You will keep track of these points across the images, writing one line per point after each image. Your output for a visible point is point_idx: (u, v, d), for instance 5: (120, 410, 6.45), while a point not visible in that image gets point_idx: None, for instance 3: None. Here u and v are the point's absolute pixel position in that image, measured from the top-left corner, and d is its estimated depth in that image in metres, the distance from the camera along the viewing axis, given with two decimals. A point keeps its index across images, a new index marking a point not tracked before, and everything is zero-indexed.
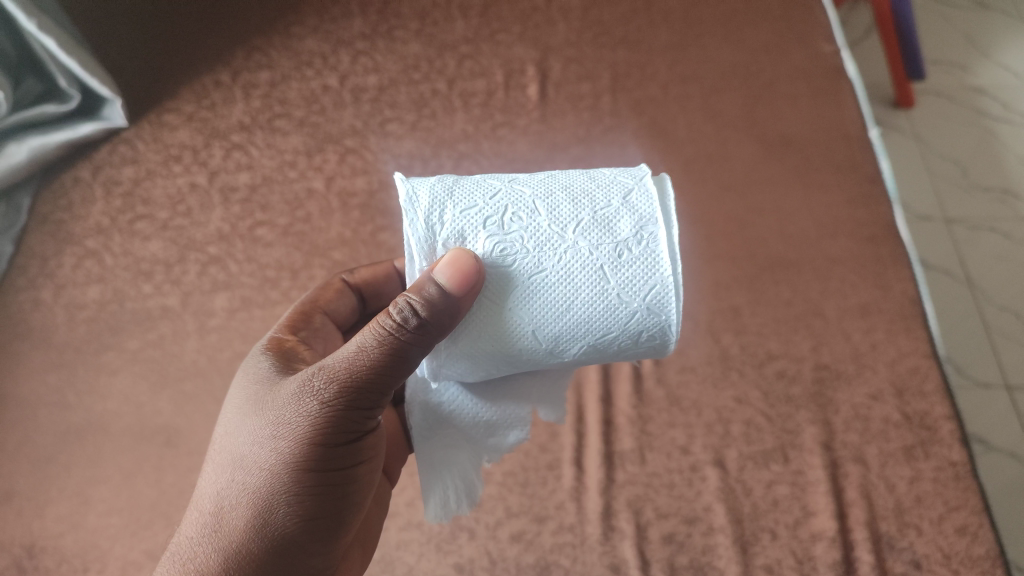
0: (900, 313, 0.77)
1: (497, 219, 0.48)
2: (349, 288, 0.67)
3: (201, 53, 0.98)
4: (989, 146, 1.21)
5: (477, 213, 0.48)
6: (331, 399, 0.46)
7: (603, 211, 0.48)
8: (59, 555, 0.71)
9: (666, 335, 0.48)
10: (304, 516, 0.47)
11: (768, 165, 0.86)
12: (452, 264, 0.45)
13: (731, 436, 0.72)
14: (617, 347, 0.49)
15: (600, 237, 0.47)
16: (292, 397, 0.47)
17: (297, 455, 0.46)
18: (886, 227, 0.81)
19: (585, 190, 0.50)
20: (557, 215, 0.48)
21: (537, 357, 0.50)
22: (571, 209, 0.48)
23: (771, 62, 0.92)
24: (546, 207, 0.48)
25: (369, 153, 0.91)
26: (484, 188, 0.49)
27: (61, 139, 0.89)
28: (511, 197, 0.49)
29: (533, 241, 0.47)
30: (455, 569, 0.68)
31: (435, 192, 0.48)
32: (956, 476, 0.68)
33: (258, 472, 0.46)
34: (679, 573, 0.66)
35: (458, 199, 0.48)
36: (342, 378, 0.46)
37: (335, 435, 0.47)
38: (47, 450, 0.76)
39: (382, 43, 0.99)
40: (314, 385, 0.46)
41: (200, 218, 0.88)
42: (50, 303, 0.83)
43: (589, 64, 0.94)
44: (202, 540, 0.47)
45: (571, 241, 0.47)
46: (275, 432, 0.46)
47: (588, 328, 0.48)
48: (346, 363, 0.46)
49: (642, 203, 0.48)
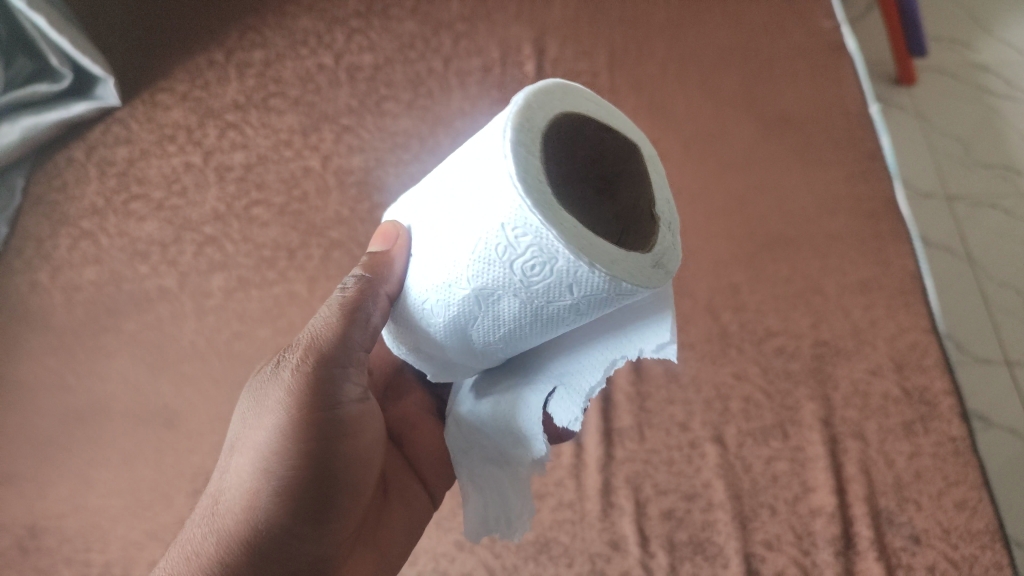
0: (900, 289, 0.76)
1: (420, 183, 0.51)
2: None
3: (193, 31, 0.96)
4: (990, 123, 1.21)
5: (418, 187, 0.52)
6: (300, 361, 0.48)
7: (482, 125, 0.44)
8: (61, 535, 0.71)
9: (521, 229, 0.38)
10: (283, 488, 0.46)
11: (767, 142, 0.85)
12: (380, 233, 0.52)
13: (730, 412, 0.72)
14: (505, 262, 0.41)
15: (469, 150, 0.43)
16: (270, 370, 0.50)
17: (279, 425, 0.47)
18: (885, 203, 0.81)
19: None
20: (451, 151, 0.47)
21: (448, 300, 0.46)
22: (463, 139, 0.46)
23: (770, 38, 0.91)
24: (450, 150, 0.48)
25: (365, 132, 0.90)
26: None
27: (53, 119, 0.89)
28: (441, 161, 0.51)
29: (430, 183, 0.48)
30: (456, 547, 0.68)
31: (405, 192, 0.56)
32: (956, 451, 0.69)
33: (244, 446, 0.48)
34: (678, 549, 0.66)
35: (414, 183, 0.54)
36: (309, 341, 0.49)
37: (307, 398, 0.48)
38: (46, 431, 0.76)
39: (377, 20, 0.97)
40: (288, 354, 0.50)
41: (196, 198, 0.87)
42: (46, 285, 0.83)
43: (587, 41, 0.93)
44: (197, 522, 0.48)
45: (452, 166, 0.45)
46: (256, 406, 0.49)
47: (460, 248, 0.43)
48: (314, 332, 0.50)
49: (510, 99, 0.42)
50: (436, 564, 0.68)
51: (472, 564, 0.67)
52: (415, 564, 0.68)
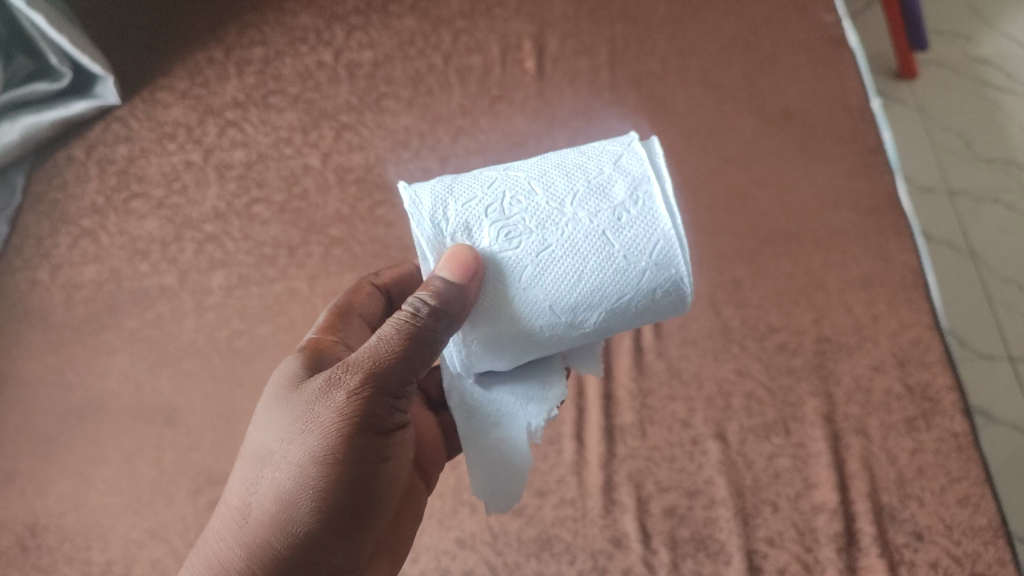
0: (902, 284, 0.76)
1: (497, 207, 0.47)
2: (377, 290, 0.63)
3: (193, 29, 0.96)
4: (992, 117, 1.20)
5: (478, 202, 0.48)
6: (356, 390, 0.46)
7: (596, 180, 0.48)
8: (62, 534, 0.71)
9: (679, 289, 0.47)
10: (331, 517, 0.45)
11: (768, 137, 0.85)
12: (451, 258, 0.46)
13: (732, 409, 0.72)
14: (635, 309, 0.48)
15: (597, 205, 0.47)
16: (317, 391, 0.46)
17: (324, 448, 0.45)
18: (888, 198, 0.80)
19: (576, 164, 0.49)
20: (553, 192, 0.47)
21: (560, 332, 0.49)
22: (565, 184, 0.48)
23: (772, 33, 0.91)
24: (542, 187, 0.48)
25: (365, 130, 0.90)
26: (483, 180, 0.49)
27: (53, 117, 0.88)
28: (508, 184, 0.48)
29: (535, 220, 0.47)
30: (457, 544, 0.68)
31: (436, 191, 0.49)
32: (959, 447, 0.68)
33: (285, 469, 0.46)
34: (680, 546, 0.66)
35: (458, 194, 0.48)
36: (365, 368, 0.46)
37: (361, 428, 0.46)
38: (47, 429, 0.76)
39: (377, 17, 0.97)
40: (339, 377, 0.46)
41: (196, 196, 0.87)
42: (46, 283, 0.83)
43: (588, 37, 0.93)
44: (230, 536, 0.46)
45: (571, 214, 0.46)
46: (301, 428, 0.46)
47: (604, 294, 0.47)
48: (371, 356, 0.46)
49: (633, 165, 0.48)
50: (438, 562, 0.68)
51: (473, 562, 0.67)
52: (417, 561, 0.68)
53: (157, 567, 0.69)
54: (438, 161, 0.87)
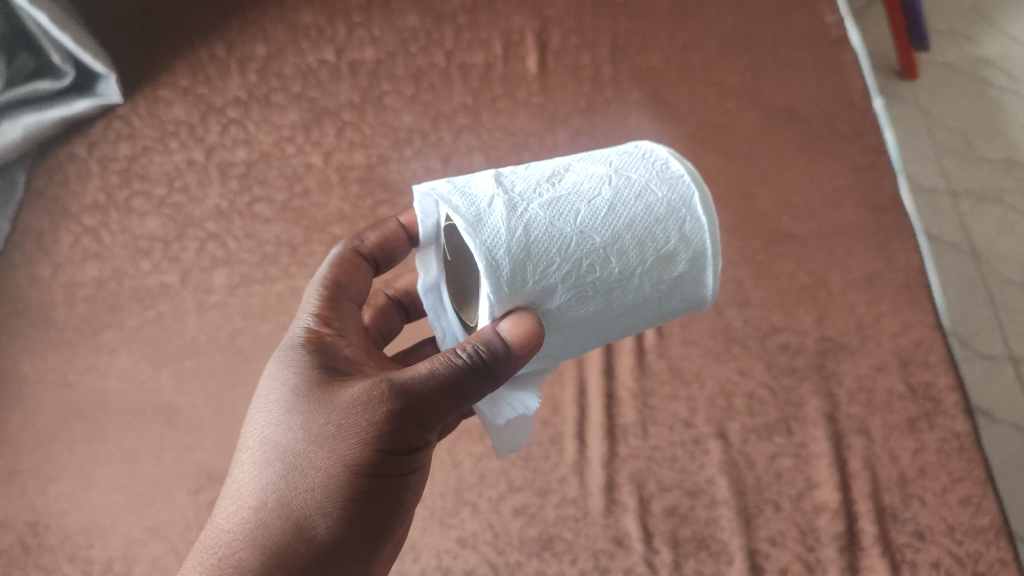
0: (905, 283, 0.76)
1: (569, 276, 0.46)
2: (362, 261, 0.62)
3: (196, 27, 0.96)
4: (994, 117, 1.20)
5: (552, 269, 0.45)
6: (394, 421, 0.46)
7: (663, 250, 0.48)
8: (62, 532, 0.71)
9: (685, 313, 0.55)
10: (350, 532, 0.46)
11: (770, 135, 0.85)
12: (521, 333, 0.45)
13: (734, 408, 0.72)
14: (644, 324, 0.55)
15: (659, 277, 0.48)
16: (352, 412, 0.46)
17: (354, 471, 0.46)
18: (891, 196, 0.80)
19: (645, 223, 0.47)
20: (625, 260, 0.47)
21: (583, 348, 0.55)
22: (636, 253, 0.47)
23: (775, 30, 0.91)
24: (614, 254, 0.46)
25: (367, 127, 0.90)
26: (553, 235, 0.45)
27: (56, 116, 0.88)
28: (582, 247, 0.46)
29: (603, 289, 0.47)
30: (459, 543, 0.68)
31: (512, 253, 0.44)
32: (961, 447, 0.68)
33: (310, 481, 0.46)
34: (681, 546, 0.66)
35: (536, 260, 0.45)
36: (405, 399, 0.46)
37: (392, 453, 0.46)
38: (48, 427, 0.75)
39: (379, 15, 0.97)
40: (376, 403, 0.46)
41: (198, 194, 0.87)
42: (48, 281, 0.83)
43: (590, 34, 0.93)
44: (241, 536, 0.46)
45: (633, 285, 0.48)
46: (332, 445, 0.46)
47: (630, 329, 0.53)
48: (413, 389, 0.46)
49: (696, 236, 0.48)
50: (439, 561, 0.68)
51: (475, 561, 0.67)
52: (418, 560, 0.68)
53: (158, 565, 0.68)
54: (440, 159, 0.87)
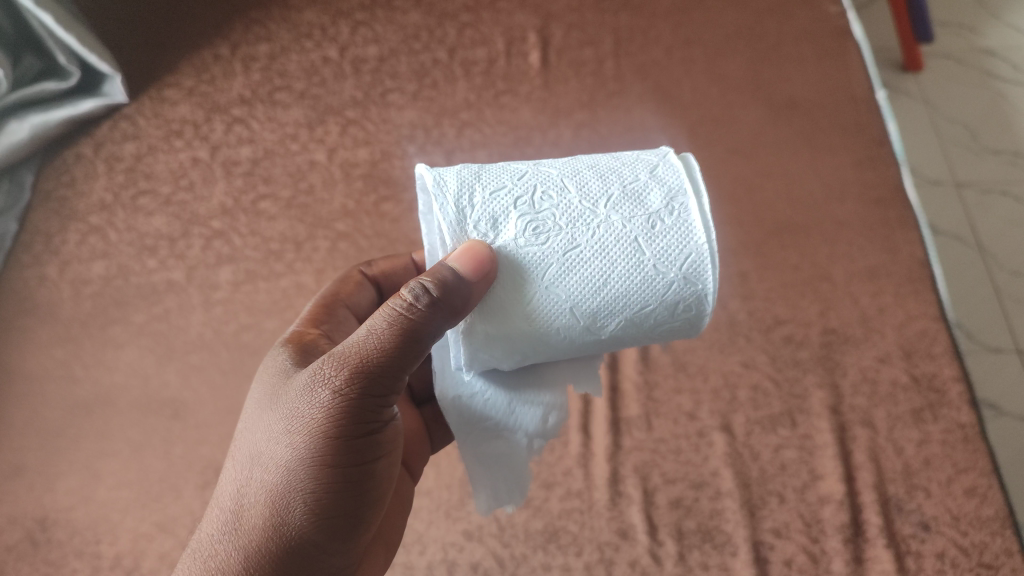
0: (909, 276, 0.76)
1: (526, 199, 0.47)
2: (367, 280, 0.66)
3: (199, 27, 0.97)
4: (999, 109, 1.20)
5: (507, 194, 0.48)
6: (344, 387, 0.44)
7: (631, 185, 0.48)
8: (71, 527, 0.71)
9: (701, 306, 0.48)
10: (320, 515, 0.46)
11: (773, 128, 0.85)
12: (466, 253, 0.45)
13: (738, 401, 0.72)
14: (655, 322, 0.48)
15: (631, 211, 0.47)
16: (306, 389, 0.46)
17: (313, 451, 0.45)
18: (894, 190, 0.80)
19: (611, 167, 0.50)
20: (587, 191, 0.48)
21: (574, 337, 0.48)
22: (600, 185, 0.48)
23: (777, 24, 0.91)
24: (575, 185, 0.48)
25: (371, 125, 0.90)
26: (510, 172, 0.49)
27: (61, 116, 0.89)
28: (539, 178, 0.49)
29: (565, 218, 0.47)
30: (464, 536, 0.68)
31: (462, 176, 0.48)
32: (966, 438, 0.68)
33: (276, 468, 0.46)
34: (687, 537, 0.66)
35: (487, 181, 0.48)
36: (353, 363, 0.45)
37: (352, 426, 0.45)
38: (56, 424, 0.76)
39: (382, 13, 0.98)
40: (326, 372, 0.45)
41: (203, 192, 0.87)
42: (55, 280, 0.83)
43: (592, 30, 0.93)
44: (223, 537, 0.46)
45: (604, 216, 0.47)
46: (291, 428, 0.46)
47: (626, 302, 0.47)
48: (359, 350, 0.45)
49: (669, 175, 0.49)
50: (444, 555, 0.68)
51: (480, 554, 0.67)
52: (424, 553, 0.68)
53: (166, 560, 0.69)
54: (444, 156, 0.88)
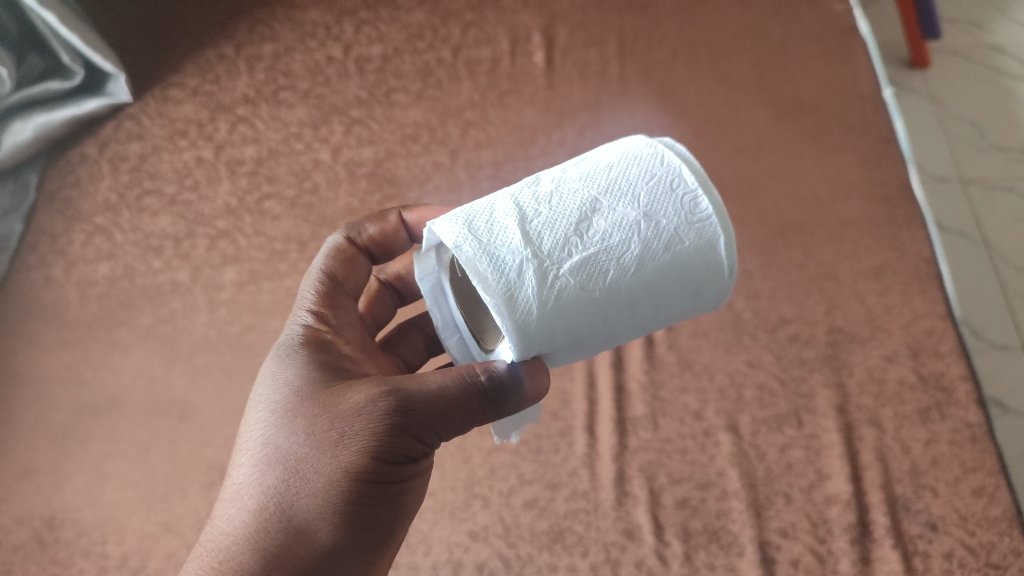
0: (915, 274, 0.76)
1: (594, 328, 0.47)
2: (360, 252, 0.64)
3: (203, 27, 0.97)
4: (1006, 105, 1.19)
5: (579, 331, 0.46)
6: (402, 424, 0.46)
7: (686, 294, 0.48)
8: (78, 528, 0.71)
9: None
10: (352, 538, 0.46)
11: (779, 126, 0.84)
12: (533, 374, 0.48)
13: (744, 400, 0.72)
14: None
15: (677, 312, 0.49)
16: (358, 414, 0.47)
17: (354, 474, 0.46)
18: (900, 188, 0.80)
19: (673, 274, 0.46)
20: (647, 310, 0.47)
21: None
22: (659, 301, 0.47)
23: (782, 22, 0.91)
24: (638, 305, 0.47)
25: (375, 124, 0.90)
26: (585, 302, 0.45)
27: (65, 116, 0.89)
28: (608, 304, 0.46)
29: (622, 331, 0.48)
30: (470, 536, 0.68)
31: (541, 330, 0.45)
32: (973, 437, 0.68)
33: (312, 481, 0.46)
34: (693, 538, 0.66)
35: (562, 326, 0.45)
36: (415, 404, 0.46)
37: (397, 458, 0.47)
38: (63, 425, 0.76)
39: (386, 12, 0.97)
40: (384, 404, 0.46)
41: (208, 192, 0.87)
42: (61, 281, 0.83)
43: (597, 28, 0.93)
44: (243, 540, 0.46)
45: (653, 323, 0.49)
46: (336, 446, 0.46)
47: None
48: (422, 393, 0.46)
49: (719, 278, 0.48)
50: (450, 555, 0.68)
51: (485, 554, 0.67)
52: (430, 553, 0.68)
53: (171, 560, 0.69)
54: (448, 155, 0.87)
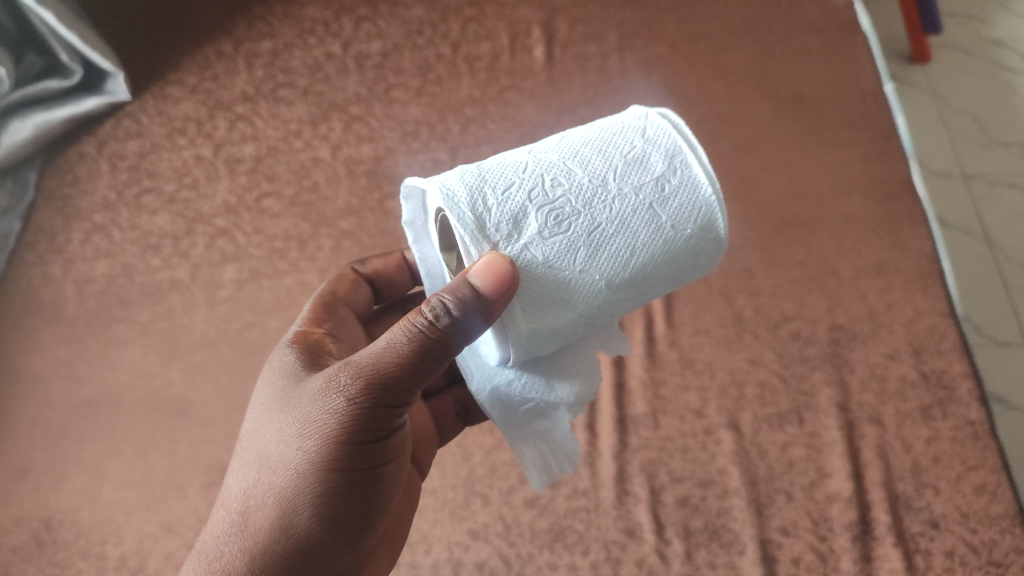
0: (917, 271, 0.75)
1: (538, 190, 0.46)
2: (361, 280, 0.66)
3: (202, 24, 0.97)
4: (1008, 100, 1.19)
5: (518, 188, 0.46)
6: (358, 395, 0.44)
7: (631, 153, 0.48)
8: (77, 527, 0.71)
9: (718, 251, 0.49)
10: (328, 518, 0.46)
11: (780, 122, 0.84)
12: (486, 267, 0.42)
13: (745, 398, 0.71)
14: (680, 277, 0.49)
15: (640, 179, 0.47)
16: (319, 395, 0.45)
17: (320, 455, 0.45)
18: (902, 184, 0.80)
19: (604, 139, 0.49)
20: (592, 169, 0.47)
21: (609, 311, 0.48)
22: (602, 160, 0.47)
23: (783, 17, 0.90)
24: (579, 165, 0.47)
25: (374, 121, 0.90)
26: (512, 166, 0.47)
27: (64, 114, 0.89)
28: (541, 166, 0.47)
29: (580, 200, 0.46)
30: (470, 535, 0.68)
31: (468, 182, 0.46)
32: (975, 435, 0.68)
33: (285, 471, 0.46)
34: (693, 536, 0.66)
35: (493, 182, 0.46)
36: (368, 372, 0.44)
37: (362, 434, 0.45)
38: (62, 424, 0.76)
39: (385, 8, 0.97)
40: (340, 381, 0.45)
41: (207, 190, 0.87)
42: (60, 280, 0.83)
43: (597, 25, 0.93)
44: (229, 537, 0.46)
45: (616, 189, 0.46)
46: (302, 431, 0.45)
47: (654, 266, 0.47)
48: (374, 359, 0.44)
49: (661, 136, 0.49)
50: (450, 554, 0.67)
51: (486, 553, 0.67)
52: (430, 552, 0.67)
53: (172, 559, 0.69)
54: (448, 152, 0.87)
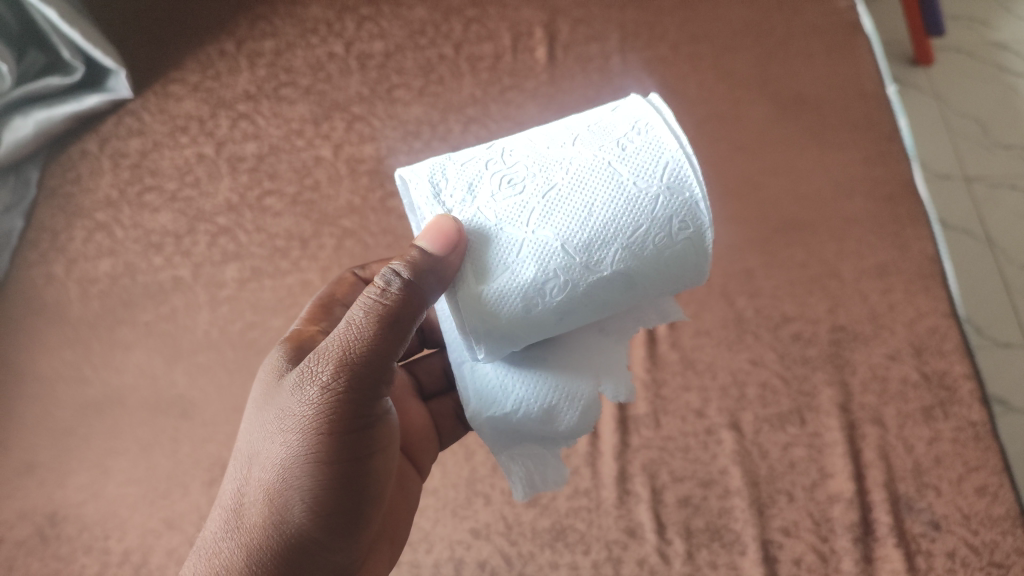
0: (919, 272, 0.75)
1: (497, 160, 0.49)
2: (361, 282, 0.65)
3: (204, 23, 0.97)
4: (1010, 103, 1.19)
5: (478, 161, 0.49)
6: (330, 379, 0.45)
7: (595, 124, 0.50)
8: (79, 524, 0.71)
9: (699, 218, 0.47)
10: (318, 510, 0.45)
11: (782, 124, 0.84)
12: (432, 227, 0.45)
13: (746, 399, 0.71)
14: (656, 248, 0.47)
15: (599, 143, 0.48)
16: (296, 385, 0.46)
17: (302, 445, 0.45)
18: (904, 185, 0.80)
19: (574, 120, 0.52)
20: (554, 140, 0.49)
21: (577, 281, 0.47)
22: (565, 133, 0.50)
23: (784, 18, 0.90)
24: (542, 139, 0.50)
25: (376, 121, 0.90)
26: (480, 147, 0.51)
27: (66, 112, 0.89)
28: (507, 143, 0.51)
29: (537, 165, 0.48)
30: (472, 535, 0.68)
31: (435, 161, 0.51)
32: (976, 436, 0.68)
33: (272, 466, 0.46)
34: (695, 536, 0.66)
35: (458, 159, 0.50)
36: (337, 354, 0.45)
37: (342, 419, 0.45)
38: (63, 422, 0.76)
39: (387, 8, 0.97)
40: (313, 369, 0.45)
41: (209, 188, 0.87)
42: (62, 278, 0.83)
43: (599, 25, 0.93)
44: (225, 536, 0.46)
45: (573, 153, 0.48)
46: (284, 424, 0.46)
47: (617, 227, 0.46)
48: (340, 341, 0.45)
49: (628, 107, 0.50)
50: (451, 553, 0.67)
51: (487, 552, 0.67)
52: (431, 551, 0.68)
53: (174, 556, 0.69)
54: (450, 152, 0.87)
